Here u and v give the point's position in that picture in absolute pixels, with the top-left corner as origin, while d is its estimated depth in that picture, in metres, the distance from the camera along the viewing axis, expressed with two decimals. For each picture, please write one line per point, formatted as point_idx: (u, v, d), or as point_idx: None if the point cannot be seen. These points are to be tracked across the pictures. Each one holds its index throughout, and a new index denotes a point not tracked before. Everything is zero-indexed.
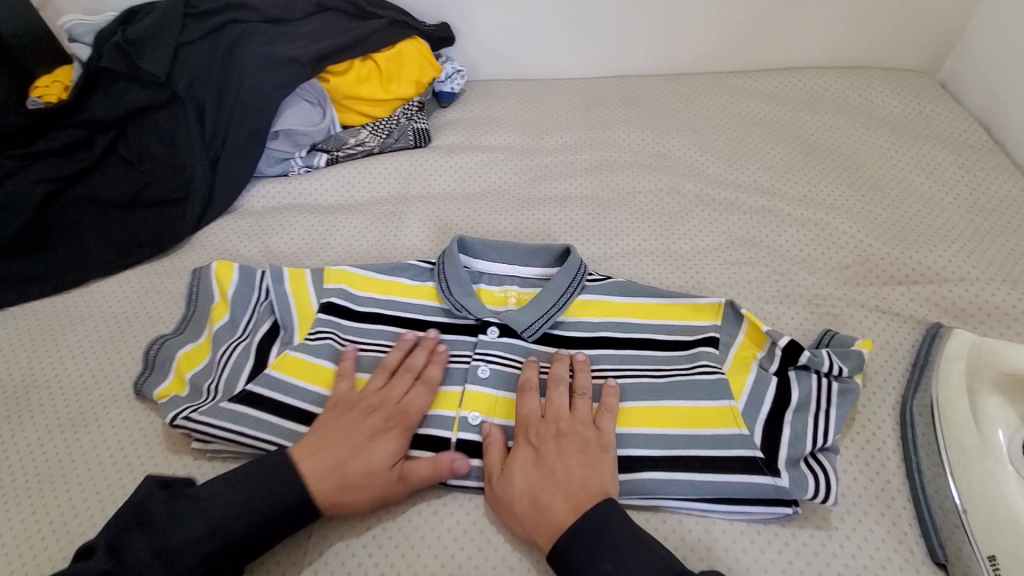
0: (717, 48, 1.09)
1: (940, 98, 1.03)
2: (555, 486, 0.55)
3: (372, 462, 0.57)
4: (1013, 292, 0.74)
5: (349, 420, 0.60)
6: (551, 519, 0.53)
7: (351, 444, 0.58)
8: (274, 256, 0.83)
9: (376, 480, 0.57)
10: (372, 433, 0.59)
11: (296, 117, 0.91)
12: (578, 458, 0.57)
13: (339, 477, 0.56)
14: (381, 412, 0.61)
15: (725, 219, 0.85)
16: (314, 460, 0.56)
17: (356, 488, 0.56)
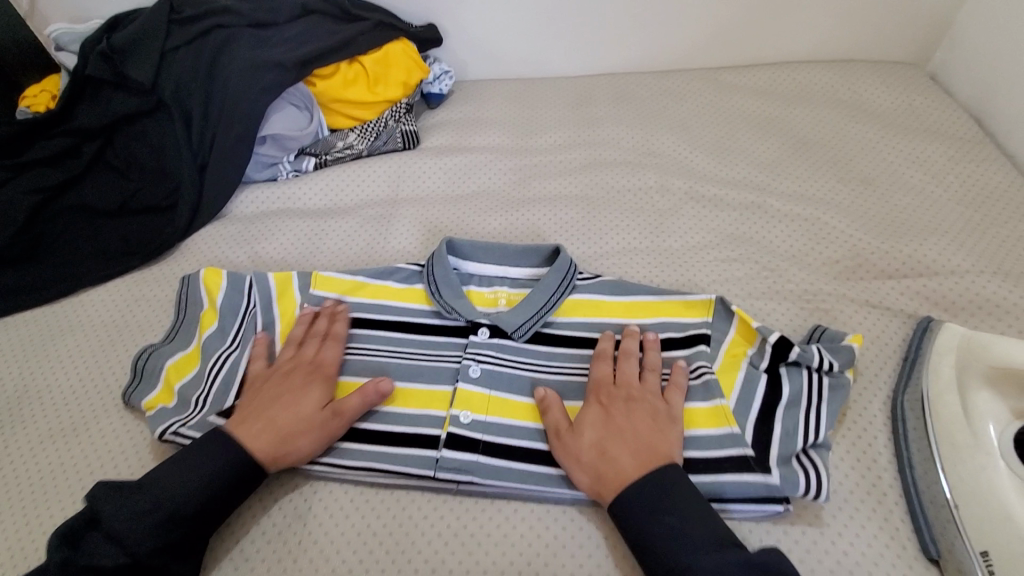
0: (706, 45, 1.09)
1: (930, 90, 1.03)
2: (626, 444, 0.58)
3: (296, 412, 0.61)
4: (1004, 284, 0.74)
5: (281, 382, 0.65)
6: (618, 472, 0.56)
7: (279, 401, 0.62)
8: (264, 262, 0.83)
9: (309, 424, 0.61)
10: (298, 386, 0.64)
11: (283, 122, 0.91)
12: (651, 424, 0.60)
13: (270, 433, 0.60)
14: (297, 371, 0.66)
15: (715, 216, 0.85)
16: (252, 422, 0.60)
17: (285, 437, 0.60)
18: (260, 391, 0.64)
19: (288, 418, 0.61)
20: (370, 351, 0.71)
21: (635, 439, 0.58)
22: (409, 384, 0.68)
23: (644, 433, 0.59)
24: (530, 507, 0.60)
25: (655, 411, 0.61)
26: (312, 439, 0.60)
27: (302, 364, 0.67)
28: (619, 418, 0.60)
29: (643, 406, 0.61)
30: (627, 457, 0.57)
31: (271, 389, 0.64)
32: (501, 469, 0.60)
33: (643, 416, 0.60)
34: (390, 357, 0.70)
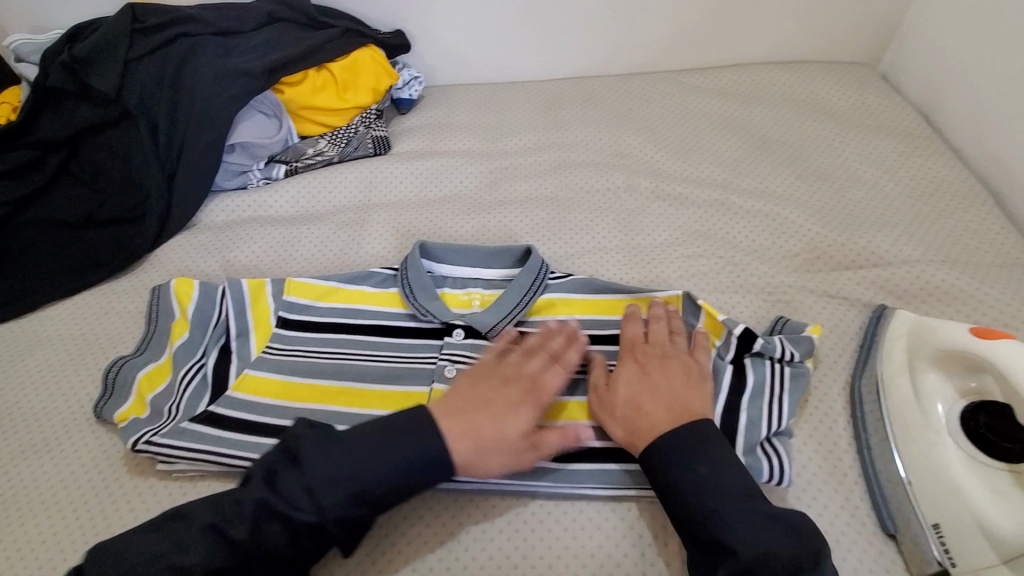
0: (669, 49, 1.12)
1: (881, 89, 1.07)
2: (660, 398, 0.60)
3: (508, 432, 0.57)
4: (952, 272, 0.78)
5: (482, 389, 0.60)
6: (650, 425, 0.57)
7: (489, 412, 0.57)
8: (236, 270, 0.82)
9: (512, 448, 0.56)
10: (513, 400, 0.59)
11: (251, 130, 0.91)
12: (683, 385, 0.61)
13: (491, 447, 0.56)
14: (519, 383, 0.61)
15: (681, 214, 0.88)
16: (451, 421, 0.56)
17: (500, 455, 0.56)
18: (466, 397, 0.59)
19: (517, 434, 0.57)
20: (345, 355, 0.71)
21: (667, 396, 0.60)
22: (385, 387, 0.68)
23: (677, 392, 0.60)
24: (507, 502, 0.61)
25: (686, 373, 0.62)
26: (502, 461, 0.56)
27: (528, 378, 0.61)
28: (652, 374, 0.62)
29: (673, 367, 0.63)
30: (658, 411, 0.58)
31: (461, 396, 0.59)
32: None
33: (675, 376, 0.62)
34: (364, 362, 0.71)
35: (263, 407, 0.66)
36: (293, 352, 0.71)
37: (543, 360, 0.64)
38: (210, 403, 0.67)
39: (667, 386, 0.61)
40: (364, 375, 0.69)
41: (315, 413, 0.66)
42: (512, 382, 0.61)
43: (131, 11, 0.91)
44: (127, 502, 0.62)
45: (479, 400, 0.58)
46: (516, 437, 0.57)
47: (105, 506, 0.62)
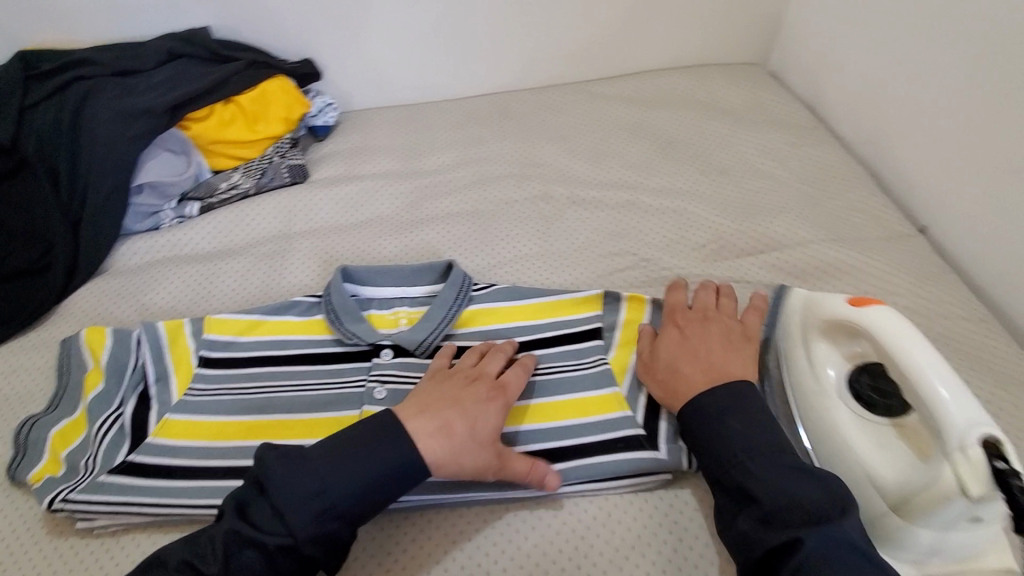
0: (574, 61, 1.17)
1: (771, 86, 1.16)
2: (697, 359, 0.65)
3: (480, 431, 0.59)
4: (840, 249, 0.85)
5: (451, 389, 0.62)
6: (688, 386, 0.63)
7: (458, 411, 0.60)
8: (153, 313, 0.80)
9: (480, 452, 0.58)
10: (482, 400, 0.62)
11: (159, 169, 0.89)
12: (727, 348, 0.67)
13: (461, 446, 0.58)
14: (484, 386, 0.64)
15: (596, 217, 0.92)
16: (422, 420, 0.58)
17: (471, 457, 0.58)
18: (437, 396, 0.61)
19: (489, 436, 0.59)
20: (272, 387, 0.71)
21: (706, 359, 0.65)
22: (316, 416, 0.68)
23: (715, 354, 0.66)
24: (444, 515, 0.62)
25: (725, 336, 0.68)
26: (478, 457, 0.58)
27: (490, 382, 0.65)
28: (694, 338, 0.68)
29: (712, 332, 0.68)
30: (699, 369, 0.65)
31: (430, 395, 0.62)
32: None
33: (717, 340, 0.68)
34: (291, 393, 0.70)
35: (188, 451, 0.65)
36: (216, 391, 0.70)
37: (501, 361, 0.68)
38: (131, 453, 0.65)
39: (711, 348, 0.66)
40: (292, 407, 0.69)
41: (244, 450, 0.65)
42: (475, 382, 0.64)
43: (21, 61, 0.90)
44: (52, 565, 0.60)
45: (445, 399, 0.61)
46: (487, 436, 0.59)
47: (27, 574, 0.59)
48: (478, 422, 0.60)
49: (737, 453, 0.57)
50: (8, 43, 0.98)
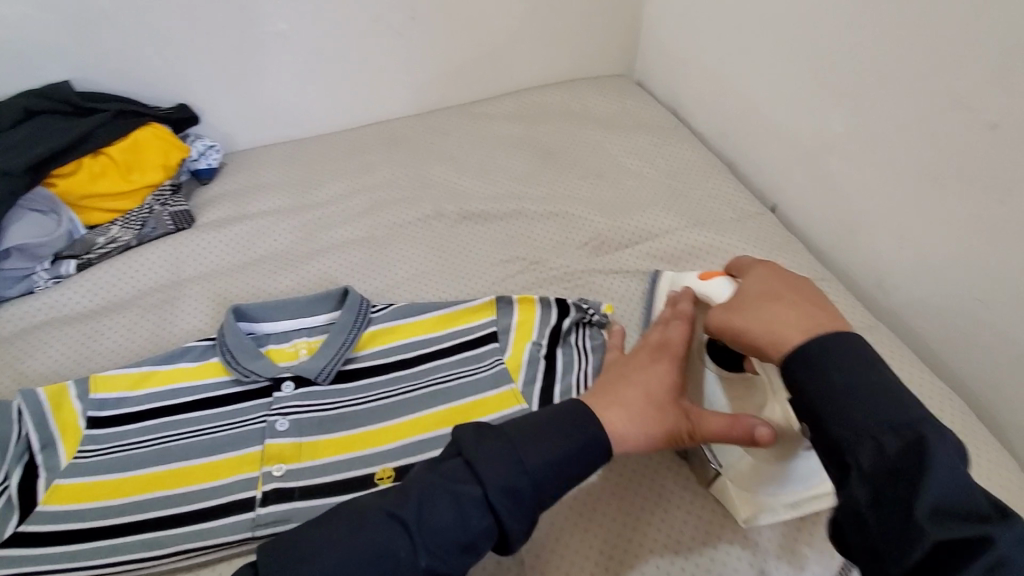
0: (455, 85, 1.24)
1: (636, 94, 1.28)
2: (789, 311, 0.56)
3: (653, 395, 0.62)
4: (703, 232, 0.96)
5: (617, 369, 0.66)
6: (786, 332, 0.55)
7: (629, 382, 0.63)
8: (31, 379, 0.77)
9: (658, 417, 0.61)
10: (649, 364, 0.66)
11: (26, 230, 0.85)
12: (807, 293, 0.59)
13: (645, 416, 0.61)
14: (651, 352, 0.67)
15: (486, 229, 0.97)
16: (602, 399, 0.62)
17: (662, 422, 0.61)
18: (609, 379, 0.65)
19: (662, 398, 0.62)
20: (169, 437, 0.70)
21: (800, 313, 0.56)
22: (220, 457, 0.68)
23: (809, 310, 0.56)
24: None
25: (789, 283, 0.61)
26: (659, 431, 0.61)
27: (654, 346, 0.68)
28: (768, 293, 0.60)
29: (769, 279, 0.62)
30: (787, 317, 0.56)
31: (603, 380, 0.65)
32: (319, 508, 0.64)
33: (788, 289, 0.60)
34: (190, 439, 0.70)
35: (83, 513, 0.63)
36: (110, 449, 0.69)
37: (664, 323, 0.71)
38: (20, 524, 0.62)
39: (790, 297, 0.58)
40: (192, 452, 0.68)
41: (144, 503, 0.64)
42: (642, 354, 0.68)
43: None
44: None
45: (619, 378, 0.64)
46: (643, 415, 0.61)
47: None
48: (656, 383, 0.63)
49: (897, 417, 0.46)
50: None
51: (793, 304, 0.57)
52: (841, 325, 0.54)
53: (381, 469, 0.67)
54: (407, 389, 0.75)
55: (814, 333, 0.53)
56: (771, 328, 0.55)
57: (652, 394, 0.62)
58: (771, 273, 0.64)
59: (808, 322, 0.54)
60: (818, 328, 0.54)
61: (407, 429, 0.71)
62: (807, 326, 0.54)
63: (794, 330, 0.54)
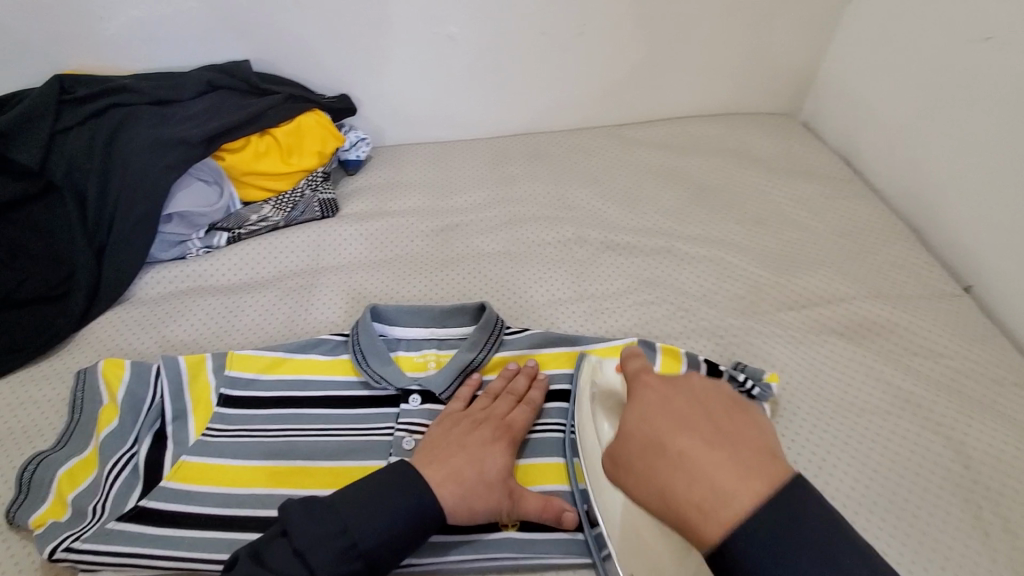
0: (607, 105, 1.18)
1: (804, 136, 1.16)
2: (683, 477, 0.46)
3: (489, 469, 0.58)
4: (885, 307, 0.84)
5: (458, 432, 0.62)
6: (694, 513, 0.45)
7: (460, 451, 0.59)
8: (172, 346, 0.77)
9: (494, 489, 0.57)
10: (485, 440, 0.61)
11: (190, 199, 0.88)
12: (707, 434, 0.48)
13: (479, 486, 0.57)
14: (490, 424, 0.63)
15: (631, 263, 0.90)
16: (432, 466, 0.57)
17: (494, 496, 0.57)
18: (441, 440, 0.61)
19: (497, 471, 0.59)
20: (295, 431, 0.67)
21: (688, 476, 0.46)
22: (342, 463, 0.65)
23: (699, 476, 0.46)
24: None
25: (683, 418, 0.50)
26: (488, 505, 0.56)
27: (498, 420, 0.64)
28: (659, 438, 0.49)
29: (660, 418, 0.51)
30: (682, 485, 0.46)
31: (437, 442, 0.61)
32: (441, 546, 0.58)
33: (677, 435, 0.49)
34: (315, 439, 0.67)
35: (203, 497, 0.61)
36: (237, 433, 0.67)
37: (510, 403, 0.67)
38: (142, 498, 0.61)
39: (691, 446, 0.47)
40: (316, 454, 0.65)
41: (261, 499, 0.61)
42: (483, 424, 0.63)
43: (59, 82, 0.89)
44: None
45: (455, 444, 0.60)
46: (489, 481, 0.57)
47: None
48: (475, 465, 0.58)
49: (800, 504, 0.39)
50: (38, 62, 0.95)
51: (689, 458, 0.47)
52: (755, 483, 0.44)
53: None
54: (542, 428, 0.68)
55: (720, 513, 0.43)
56: (671, 505, 0.46)
57: (487, 470, 0.58)
58: (660, 403, 0.52)
59: (709, 493, 0.44)
60: (723, 502, 0.44)
61: (532, 475, 0.64)
62: (717, 499, 0.44)
63: (704, 492, 0.45)
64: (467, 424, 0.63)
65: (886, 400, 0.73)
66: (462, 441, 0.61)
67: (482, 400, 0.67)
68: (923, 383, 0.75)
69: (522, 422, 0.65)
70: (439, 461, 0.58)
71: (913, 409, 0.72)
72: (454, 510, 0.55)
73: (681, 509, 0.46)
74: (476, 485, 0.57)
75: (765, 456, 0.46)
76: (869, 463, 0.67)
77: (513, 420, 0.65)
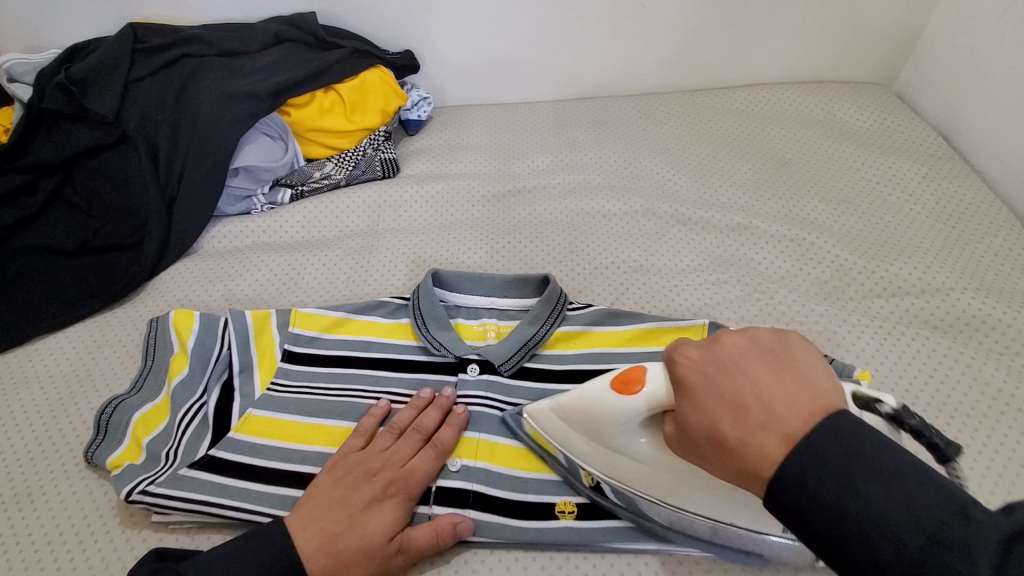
0: (681, 70, 1.11)
1: (899, 108, 1.05)
2: (723, 449, 0.41)
3: (369, 536, 0.52)
4: (989, 301, 0.76)
5: (344, 486, 0.55)
6: (741, 470, 0.40)
7: (337, 507, 0.54)
8: (237, 300, 0.78)
9: (374, 556, 0.52)
10: (373, 492, 0.55)
11: (256, 153, 0.87)
12: (742, 393, 0.41)
13: (355, 550, 0.51)
14: (384, 475, 0.56)
15: (703, 239, 0.85)
16: (305, 532, 0.52)
17: (377, 558, 0.52)
18: (328, 486, 0.55)
19: (380, 531, 0.53)
20: (355, 392, 0.67)
21: (729, 439, 0.40)
22: None
23: (741, 442, 0.39)
24: (533, 555, 0.56)
25: (723, 387, 0.42)
26: (367, 571, 0.51)
27: (395, 467, 0.57)
28: (694, 403, 0.43)
29: (695, 391, 0.43)
30: (725, 455, 0.41)
31: (318, 495, 0.55)
32: (495, 524, 0.56)
33: (710, 403, 0.42)
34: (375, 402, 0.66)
35: (266, 450, 0.61)
36: (300, 389, 0.67)
37: (415, 443, 0.60)
38: (211, 447, 0.62)
39: (725, 421, 0.41)
40: None
41: (324, 457, 0.61)
42: (377, 471, 0.57)
43: (132, 31, 0.89)
44: (120, 560, 0.56)
45: (334, 499, 0.54)
46: (367, 544, 0.52)
47: (92, 564, 0.56)
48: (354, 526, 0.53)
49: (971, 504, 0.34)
50: (113, 10, 0.96)
51: (729, 428, 0.40)
52: (794, 427, 0.38)
53: (561, 501, 0.58)
54: None
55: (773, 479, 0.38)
56: (721, 469, 0.42)
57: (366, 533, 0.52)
58: (700, 375, 0.44)
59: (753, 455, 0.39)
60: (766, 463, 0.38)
61: None
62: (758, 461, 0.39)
63: (739, 470, 0.40)
64: (365, 466, 0.57)
65: (984, 401, 0.67)
66: (345, 491, 0.55)
67: (385, 436, 0.60)
68: None
69: (422, 468, 0.58)
70: (311, 520, 0.53)
71: (1014, 413, 0.66)
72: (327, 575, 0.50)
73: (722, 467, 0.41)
74: (354, 548, 0.51)
75: (816, 414, 0.38)
76: (963, 467, 0.62)
77: (412, 469, 0.57)
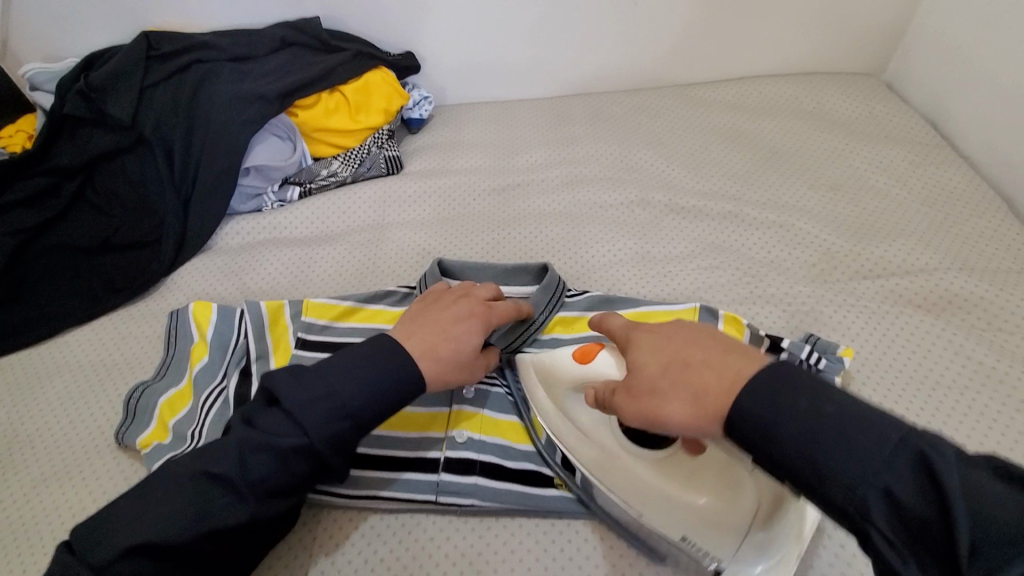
0: (674, 64, 1.14)
1: (887, 97, 1.08)
2: (699, 372, 0.46)
3: (464, 350, 0.59)
4: (972, 280, 0.79)
5: (435, 312, 0.61)
6: (717, 383, 0.45)
7: (436, 324, 0.60)
8: (252, 292, 0.82)
9: (467, 367, 0.60)
10: (463, 317, 0.61)
11: (266, 154, 0.92)
12: (704, 337, 0.49)
13: (456, 360, 0.58)
14: (470, 302, 0.63)
15: (696, 226, 0.88)
16: (414, 340, 0.57)
17: (469, 369, 0.60)
18: (421, 311, 0.61)
19: (473, 349, 0.60)
20: None
21: (704, 364, 0.47)
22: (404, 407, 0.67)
23: (713, 363, 0.46)
24: (536, 521, 0.60)
25: (689, 336, 0.50)
26: (461, 378, 0.59)
27: (479, 297, 0.64)
28: (662, 346, 0.50)
29: (660, 341, 0.51)
30: (704, 376, 0.46)
31: (418, 317, 0.61)
32: (502, 491, 0.60)
33: (677, 343, 0.49)
34: None
35: None
36: None
37: (488, 288, 0.67)
38: None
39: (699, 353, 0.47)
40: None
41: None
42: (462, 300, 0.63)
43: (146, 39, 0.93)
44: None
45: (432, 319, 0.60)
46: (465, 355, 0.59)
47: None
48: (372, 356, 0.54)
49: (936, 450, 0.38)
50: (126, 20, 1.00)
51: (703, 358, 0.47)
52: (751, 355, 0.47)
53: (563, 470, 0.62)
54: None
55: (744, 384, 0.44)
56: (697, 392, 0.46)
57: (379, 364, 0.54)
58: (663, 332, 0.51)
59: (725, 372, 0.45)
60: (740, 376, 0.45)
61: None
62: (728, 374, 0.45)
63: (717, 383, 0.45)
64: (450, 300, 0.63)
65: (965, 374, 0.70)
66: (439, 311, 0.61)
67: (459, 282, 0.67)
68: (1005, 359, 0.71)
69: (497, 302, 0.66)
70: (414, 334, 0.58)
71: (995, 385, 0.69)
72: (434, 371, 0.56)
73: (699, 389, 0.46)
74: (455, 357, 0.58)
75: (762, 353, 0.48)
76: (945, 436, 0.65)
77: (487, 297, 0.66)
